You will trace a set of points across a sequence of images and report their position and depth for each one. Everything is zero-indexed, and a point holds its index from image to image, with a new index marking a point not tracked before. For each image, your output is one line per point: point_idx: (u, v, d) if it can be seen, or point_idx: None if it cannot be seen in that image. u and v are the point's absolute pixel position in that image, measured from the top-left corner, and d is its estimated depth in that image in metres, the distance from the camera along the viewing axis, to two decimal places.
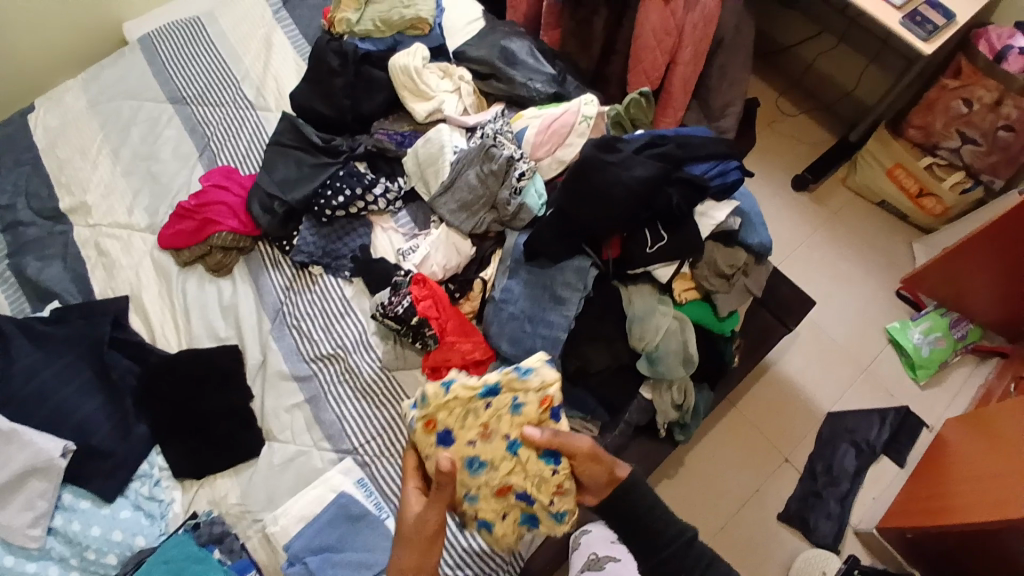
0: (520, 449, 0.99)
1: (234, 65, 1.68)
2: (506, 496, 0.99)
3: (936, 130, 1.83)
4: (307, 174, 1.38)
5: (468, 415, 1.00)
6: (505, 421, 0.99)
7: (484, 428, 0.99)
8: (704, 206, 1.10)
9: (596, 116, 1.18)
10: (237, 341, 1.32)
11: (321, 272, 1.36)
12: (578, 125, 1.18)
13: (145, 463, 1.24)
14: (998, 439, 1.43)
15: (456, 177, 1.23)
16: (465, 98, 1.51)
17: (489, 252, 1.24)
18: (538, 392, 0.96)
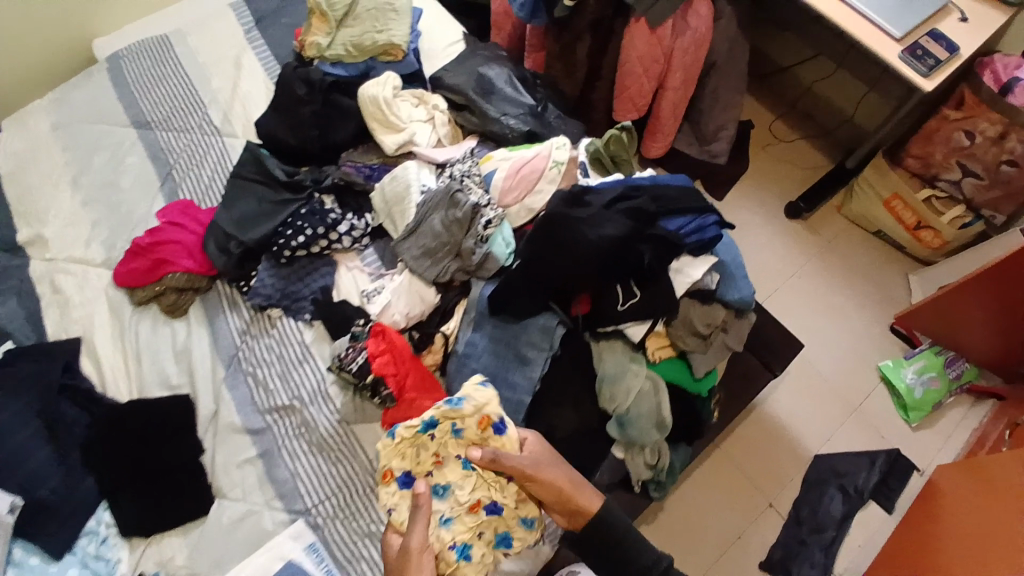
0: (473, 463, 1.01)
1: (202, 87, 1.61)
2: (476, 510, 1.00)
3: (936, 162, 1.75)
4: (267, 211, 1.32)
5: (420, 453, 1.01)
6: (451, 445, 1.01)
7: (437, 458, 1.01)
8: (679, 262, 1.03)
9: (568, 162, 1.13)
10: (190, 391, 1.27)
11: (280, 315, 1.30)
12: (549, 171, 1.11)
13: (93, 519, 1.18)
14: (992, 496, 1.35)
15: (421, 221, 1.16)
16: (439, 127, 1.43)
17: (454, 303, 1.17)
18: (471, 412, 0.97)
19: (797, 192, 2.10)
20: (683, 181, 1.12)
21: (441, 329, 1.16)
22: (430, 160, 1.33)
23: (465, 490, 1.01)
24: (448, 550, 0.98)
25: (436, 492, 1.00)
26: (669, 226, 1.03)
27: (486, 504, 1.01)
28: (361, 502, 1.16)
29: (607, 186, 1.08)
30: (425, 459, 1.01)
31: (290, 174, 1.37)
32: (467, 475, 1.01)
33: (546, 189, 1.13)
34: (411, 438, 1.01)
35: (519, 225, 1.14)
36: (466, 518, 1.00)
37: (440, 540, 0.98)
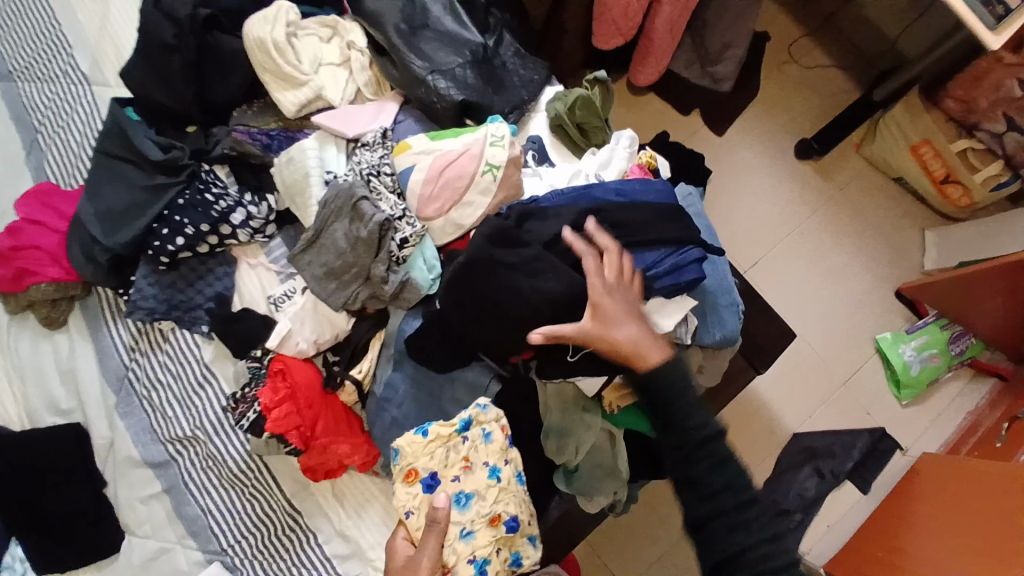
0: (503, 473, 0.85)
1: (65, 21, 1.26)
2: (496, 522, 0.83)
3: (980, 108, 1.45)
4: (139, 201, 1.06)
5: (448, 454, 0.85)
6: (483, 452, 0.85)
7: (466, 462, 0.85)
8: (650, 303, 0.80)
9: (506, 166, 0.84)
10: (82, 415, 1.12)
11: (172, 327, 1.10)
12: (479, 178, 0.85)
13: (8, 555, 1.07)
14: (971, 505, 1.24)
15: (321, 230, 0.90)
16: (356, 74, 1.10)
17: (366, 339, 0.95)
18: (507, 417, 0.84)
19: (813, 125, 1.76)
20: (661, 192, 0.88)
21: (351, 373, 0.94)
22: (338, 134, 1.01)
23: (487, 502, 0.84)
24: (465, 565, 0.82)
25: (460, 497, 0.84)
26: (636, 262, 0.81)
27: (507, 517, 0.84)
28: (280, 542, 1.05)
29: (558, 204, 0.85)
30: (454, 461, 0.85)
31: (165, 148, 1.07)
32: (492, 486, 0.84)
33: (477, 198, 0.86)
34: (443, 435, 0.85)
35: (443, 243, 0.89)
36: (487, 531, 0.83)
37: (456, 554, 0.82)
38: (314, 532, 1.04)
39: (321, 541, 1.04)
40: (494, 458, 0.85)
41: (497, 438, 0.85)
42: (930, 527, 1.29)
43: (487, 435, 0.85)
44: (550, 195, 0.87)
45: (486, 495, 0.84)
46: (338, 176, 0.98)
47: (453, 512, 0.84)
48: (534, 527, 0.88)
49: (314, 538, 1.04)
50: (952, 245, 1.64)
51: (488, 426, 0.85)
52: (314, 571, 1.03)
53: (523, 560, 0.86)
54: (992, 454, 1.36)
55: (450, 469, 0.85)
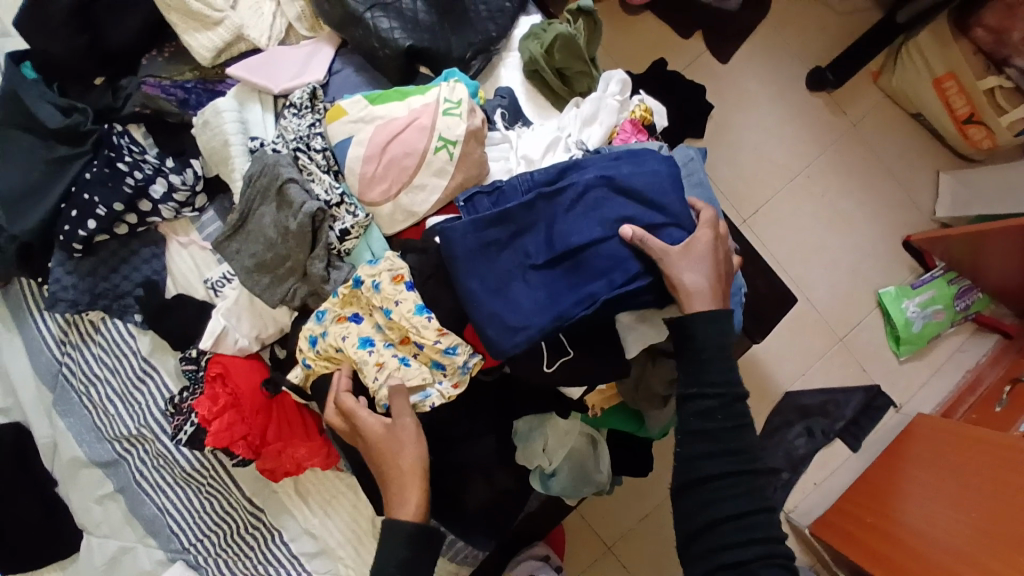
0: (395, 310, 0.68)
1: None
2: (410, 340, 0.69)
3: (1013, 41, 1.26)
4: (42, 178, 0.89)
5: (361, 303, 0.70)
6: (377, 301, 0.68)
7: (370, 306, 0.70)
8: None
9: (464, 140, 0.70)
10: (22, 414, 1.00)
11: (102, 316, 0.94)
12: (431, 156, 0.70)
13: None
14: (959, 474, 1.19)
15: (246, 213, 0.74)
16: (285, 6, 0.89)
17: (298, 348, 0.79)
18: (383, 270, 0.68)
19: (829, 51, 1.55)
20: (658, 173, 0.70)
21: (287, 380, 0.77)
22: (263, 92, 0.83)
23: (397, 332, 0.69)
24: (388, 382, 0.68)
25: (373, 326, 0.70)
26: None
27: (414, 342, 0.68)
28: (244, 541, 0.94)
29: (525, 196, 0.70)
30: (364, 304, 0.70)
31: (66, 111, 0.89)
32: (392, 324, 0.68)
33: (431, 178, 0.71)
34: (348, 296, 0.71)
35: (394, 232, 0.74)
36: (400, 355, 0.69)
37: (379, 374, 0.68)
38: (279, 530, 0.93)
39: (287, 539, 0.93)
40: (385, 301, 0.68)
41: (384, 287, 0.68)
42: (915, 489, 1.26)
43: (373, 286, 0.68)
44: (518, 180, 0.72)
45: (391, 328, 0.69)
46: (267, 142, 0.82)
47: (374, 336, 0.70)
48: (446, 339, 0.67)
49: (279, 535, 0.93)
50: (968, 189, 1.50)
51: (377, 278, 0.68)
52: (281, 570, 0.92)
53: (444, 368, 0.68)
54: (989, 419, 1.32)
55: (364, 311, 0.70)
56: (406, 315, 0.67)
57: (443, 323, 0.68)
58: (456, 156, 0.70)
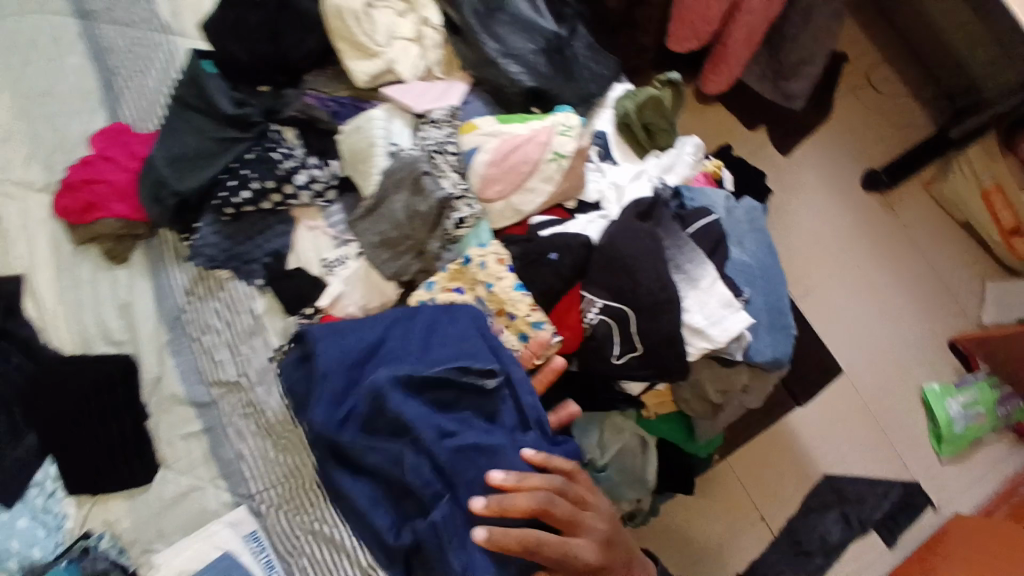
0: (495, 288, 0.81)
1: None
2: (503, 313, 0.82)
3: None
4: (209, 150, 1.07)
5: (468, 281, 0.84)
6: (482, 276, 0.82)
7: (474, 281, 0.83)
8: (685, 268, 0.82)
9: (573, 156, 0.85)
10: (133, 349, 1.12)
11: (230, 276, 1.10)
12: (544, 165, 0.85)
13: (39, 472, 1.04)
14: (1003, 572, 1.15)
15: (380, 200, 0.91)
16: (428, 51, 1.11)
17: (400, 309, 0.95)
18: (491, 258, 0.82)
19: (881, 158, 1.70)
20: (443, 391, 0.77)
21: None
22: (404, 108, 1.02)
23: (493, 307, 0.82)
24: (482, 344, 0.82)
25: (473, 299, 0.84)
26: (677, 277, 0.82)
27: (507, 314, 0.81)
28: (306, 495, 1.03)
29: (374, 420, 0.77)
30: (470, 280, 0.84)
31: (238, 103, 1.10)
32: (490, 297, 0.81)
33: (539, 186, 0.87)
34: (456, 270, 0.85)
35: (500, 227, 0.88)
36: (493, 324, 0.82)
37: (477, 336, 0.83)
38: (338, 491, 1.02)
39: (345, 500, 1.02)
40: (489, 277, 0.81)
41: (490, 269, 0.81)
42: None
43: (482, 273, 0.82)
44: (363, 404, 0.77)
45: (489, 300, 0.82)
46: (402, 149, 0.98)
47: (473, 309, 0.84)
48: (537, 315, 0.79)
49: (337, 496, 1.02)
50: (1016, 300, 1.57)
51: (485, 258, 0.82)
52: (334, 529, 1.00)
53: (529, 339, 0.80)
54: None
55: (468, 287, 0.84)
56: (503, 291, 0.80)
57: (535, 300, 0.80)
58: (565, 168, 0.85)
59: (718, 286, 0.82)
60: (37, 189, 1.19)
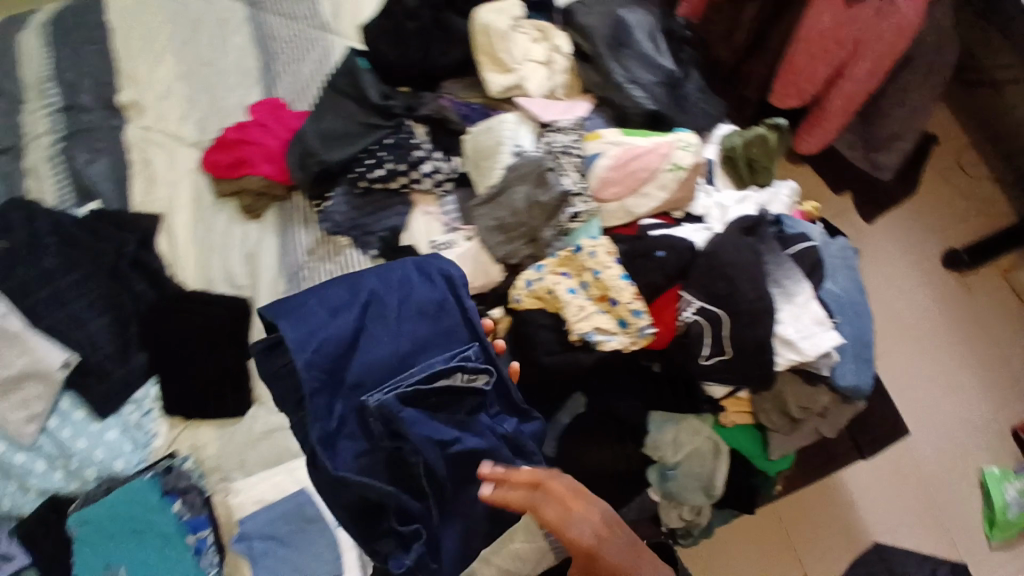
0: (602, 275, 0.88)
1: None
2: (605, 300, 0.88)
3: None
4: (352, 132, 1.22)
5: (575, 269, 0.91)
6: (591, 264, 0.90)
7: (581, 269, 0.90)
8: (782, 283, 0.89)
9: (690, 168, 0.94)
10: (251, 294, 1.25)
11: (349, 244, 1.23)
12: (662, 173, 0.94)
13: (141, 391, 1.21)
14: None
15: (502, 189, 1.02)
16: (555, 75, 1.21)
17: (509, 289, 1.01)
18: (602, 251, 0.90)
19: (964, 238, 1.71)
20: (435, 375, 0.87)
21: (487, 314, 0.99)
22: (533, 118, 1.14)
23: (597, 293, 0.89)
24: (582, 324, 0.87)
25: (578, 284, 0.90)
26: (774, 290, 0.89)
27: (610, 300, 0.87)
28: None
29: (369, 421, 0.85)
30: (578, 268, 0.91)
31: (384, 97, 1.25)
32: (596, 282, 0.89)
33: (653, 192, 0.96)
34: (566, 258, 0.93)
35: (610, 226, 0.97)
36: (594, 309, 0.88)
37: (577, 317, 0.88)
38: None
39: None
40: (598, 265, 0.89)
41: (599, 260, 0.89)
42: None
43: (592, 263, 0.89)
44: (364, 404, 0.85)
45: (595, 286, 0.89)
46: (526, 151, 1.09)
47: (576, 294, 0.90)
48: (638, 304, 0.86)
49: None
50: None
51: (595, 248, 0.90)
52: None
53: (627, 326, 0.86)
54: None
55: (575, 274, 0.91)
56: (609, 279, 0.88)
57: (638, 290, 0.87)
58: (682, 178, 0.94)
59: (812, 305, 0.88)
60: (187, 143, 1.36)
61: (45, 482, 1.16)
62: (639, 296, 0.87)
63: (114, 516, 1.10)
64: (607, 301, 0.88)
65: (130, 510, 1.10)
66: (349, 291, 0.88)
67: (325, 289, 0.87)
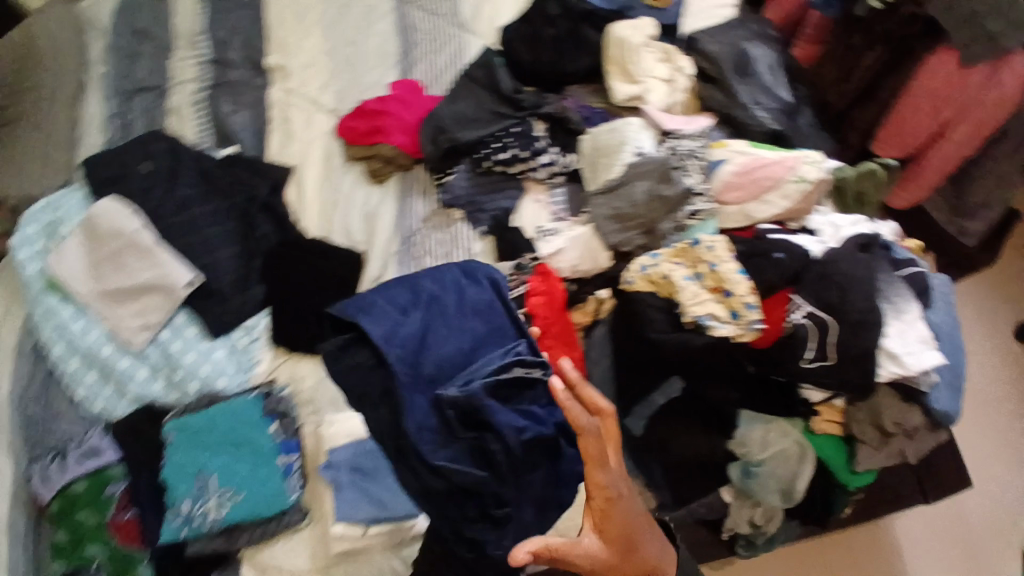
0: (717, 268, 0.95)
1: None
2: (719, 291, 0.95)
3: None
4: (483, 118, 1.33)
5: (690, 260, 0.99)
6: (708, 256, 0.97)
7: (697, 261, 0.98)
8: (893, 299, 0.96)
9: (815, 182, 1.01)
10: (365, 250, 1.35)
11: (461, 218, 1.33)
12: (787, 184, 1.01)
13: (252, 319, 1.31)
14: None
15: (623, 183, 1.10)
16: (676, 92, 1.28)
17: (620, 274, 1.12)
18: (719, 249, 0.97)
19: None
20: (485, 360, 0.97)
21: (594, 294, 1.12)
22: (657, 124, 1.21)
23: (710, 284, 0.96)
24: (696, 310, 0.94)
25: (693, 273, 0.97)
26: (885, 306, 0.96)
27: (724, 291, 0.94)
28: None
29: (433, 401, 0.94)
30: (694, 259, 0.98)
31: (515, 90, 1.34)
32: (712, 274, 0.96)
33: (773, 201, 1.03)
34: (682, 249, 1.00)
35: (726, 227, 1.06)
36: (708, 298, 0.95)
37: (691, 304, 0.95)
38: None
39: None
40: (716, 259, 0.96)
41: (717, 255, 0.96)
42: None
43: (710, 258, 0.96)
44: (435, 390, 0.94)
45: (710, 277, 0.96)
46: (646, 154, 1.15)
47: (690, 282, 0.97)
48: (752, 298, 0.93)
49: None
50: None
51: (713, 242, 0.97)
52: None
53: (739, 318, 0.93)
54: None
55: (689, 264, 0.98)
56: (725, 272, 0.95)
57: (754, 285, 0.94)
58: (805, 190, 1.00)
59: (918, 325, 0.96)
60: (325, 109, 1.48)
61: (146, 388, 1.27)
62: (754, 290, 0.93)
63: (214, 427, 1.20)
64: (721, 291, 0.95)
65: (232, 422, 1.20)
66: (410, 292, 1.00)
67: (388, 289, 1.01)
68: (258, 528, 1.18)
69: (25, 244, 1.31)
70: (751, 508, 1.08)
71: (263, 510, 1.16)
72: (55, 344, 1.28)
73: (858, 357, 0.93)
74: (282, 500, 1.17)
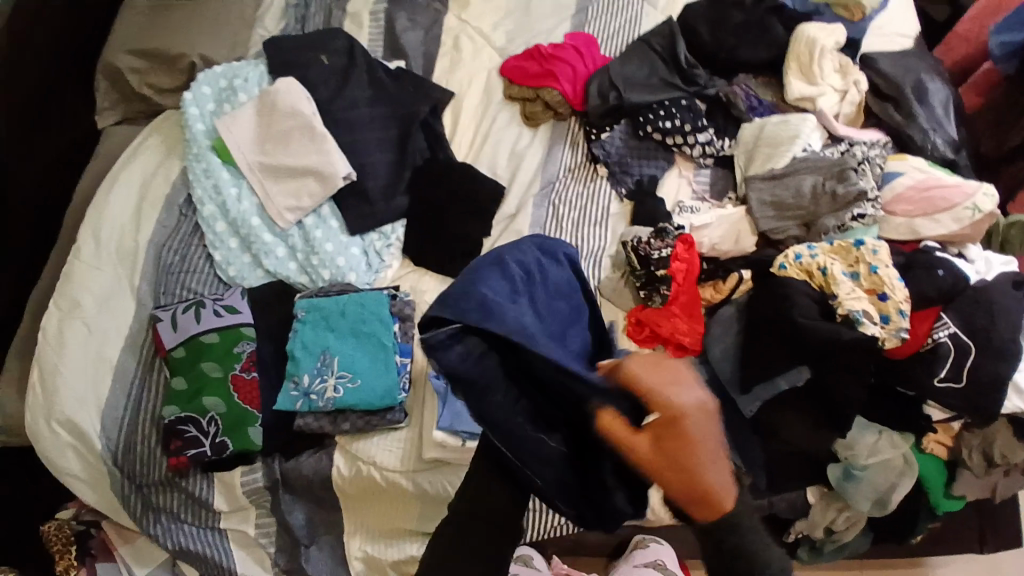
0: (877, 273, 1.01)
1: None
2: (874, 293, 1.01)
3: None
4: (654, 86, 1.38)
5: (848, 260, 1.04)
6: (869, 260, 1.02)
7: (855, 262, 1.03)
8: None
9: (988, 212, 1.09)
10: (506, 184, 1.40)
11: (604, 175, 1.38)
12: (961, 209, 1.10)
13: (390, 226, 1.37)
14: None
15: (790, 173, 1.18)
16: (845, 104, 1.30)
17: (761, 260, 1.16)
18: (880, 256, 1.02)
19: None
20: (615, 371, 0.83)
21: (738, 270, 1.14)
22: (826, 128, 1.30)
23: (865, 286, 1.02)
24: (851, 303, 1.01)
25: (850, 272, 1.04)
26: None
27: (880, 293, 1.00)
28: None
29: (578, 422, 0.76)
30: (852, 260, 1.04)
31: (689, 65, 1.38)
32: (871, 278, 1.01)
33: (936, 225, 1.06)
34: (842, 248, 1.05)
35: (885, 236, 1.15)
36: (861, 297, 1.01)
37: (845, 299, 1.01)
38: None
39: None
40: (876, 264, 1.01)
41: (878, 261, 1.02)
42: None
43: (872, 262, 1.01)
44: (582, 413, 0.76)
45: (866, 280, 1.02)
46: (813, 152, 1.23)
47: (846, 279, 1.03)
48: (906, 305, 0.99)
49: None
50: None
51: (877, 248, 1.03)
52: None
53: (888, 321, 0.99)
54: None
55: (845, 264, 1.04)
56: (884, 277, 1.00)
57: (910, 295, 1.00)
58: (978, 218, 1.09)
59: None
60: (493, 47, 1.53)
61: (281, 265, 1.34)
62: (908, 299, 0.99)
63: (345, 314, 1.25)
64: (877, 294, 1.01)
65: (359, 312, 1.26)
66: (512, 279, 0.73)
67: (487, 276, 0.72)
68: (364, 417, 1.23)
69: (196, 104, 1.39)
70: (836, 509, 1.12)
71: (375, 402, 1.21)
72: (205, 203, 1.36)
73: (987, 384, 0.97)
74: (394, 396, 1.21)
